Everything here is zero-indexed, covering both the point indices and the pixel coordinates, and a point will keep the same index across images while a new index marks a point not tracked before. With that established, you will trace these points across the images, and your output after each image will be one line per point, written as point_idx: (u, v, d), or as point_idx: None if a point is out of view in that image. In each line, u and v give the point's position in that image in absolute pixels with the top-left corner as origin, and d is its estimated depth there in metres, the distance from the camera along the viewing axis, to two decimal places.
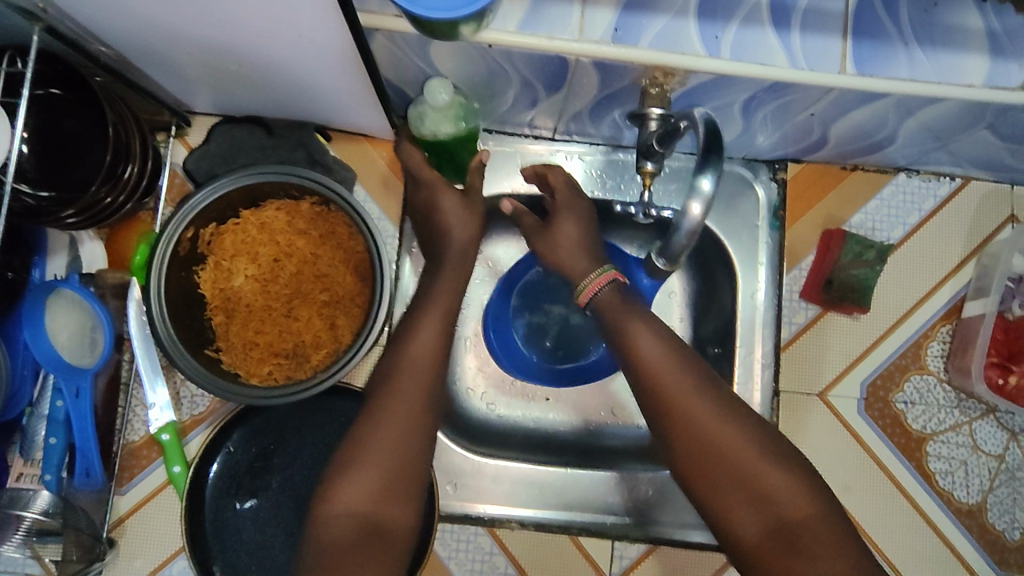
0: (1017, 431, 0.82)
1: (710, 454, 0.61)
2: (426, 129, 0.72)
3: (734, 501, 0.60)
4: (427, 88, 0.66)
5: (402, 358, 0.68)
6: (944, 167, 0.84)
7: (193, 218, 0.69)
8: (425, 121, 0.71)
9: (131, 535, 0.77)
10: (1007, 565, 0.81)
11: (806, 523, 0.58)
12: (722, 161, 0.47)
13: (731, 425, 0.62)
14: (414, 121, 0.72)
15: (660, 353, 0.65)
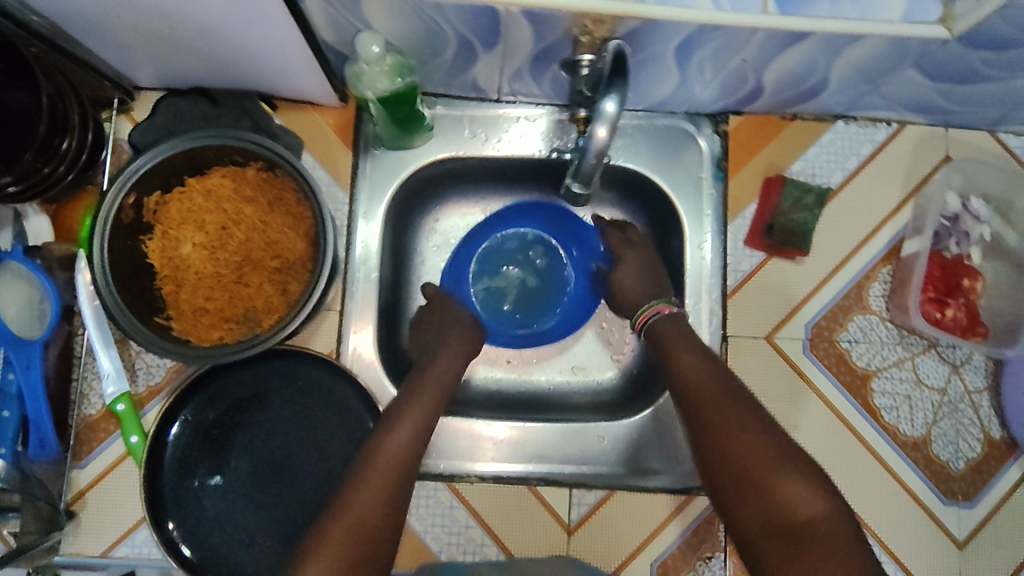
0: (958, 365, 0.85)
1: (726, 451, 0.62)
2: (364, 87, 0.72)
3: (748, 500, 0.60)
4: (360, 41, 0.66)
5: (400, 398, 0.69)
6: (880, 112, 0.86)
7: (134, 184, 0.69)
8: (363, 80, 0.71)
9: (92, 508, 0.77)
10: (953, 494, 0.84)
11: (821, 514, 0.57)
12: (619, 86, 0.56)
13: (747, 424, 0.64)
14: (352, 80, 0.72)
15: (695, 365, 0.69)
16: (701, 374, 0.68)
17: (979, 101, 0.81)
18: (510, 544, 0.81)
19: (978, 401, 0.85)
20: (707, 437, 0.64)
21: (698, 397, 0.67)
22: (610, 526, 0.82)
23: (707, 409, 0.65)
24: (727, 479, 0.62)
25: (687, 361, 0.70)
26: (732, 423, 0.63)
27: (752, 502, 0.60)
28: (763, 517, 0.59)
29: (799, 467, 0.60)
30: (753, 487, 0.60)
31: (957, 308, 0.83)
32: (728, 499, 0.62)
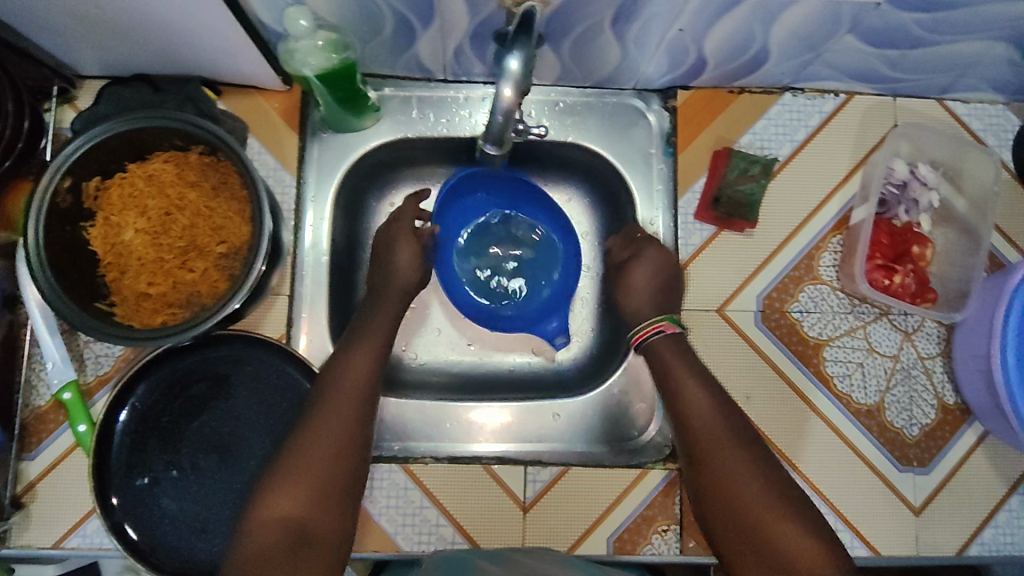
0: (911, 332, 0.86)
1: (726, 496, 0.64)
2: (300, 64, 0.72)
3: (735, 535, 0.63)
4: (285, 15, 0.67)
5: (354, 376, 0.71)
6: (827, 83, 0.86)
7: (71, 167, 0.69)
8: (298, 54, 0.71)
9: (43, 499, 0.77)
10: (908, 460, 0.84)
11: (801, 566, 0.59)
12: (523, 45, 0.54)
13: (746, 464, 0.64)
14: (285, 59, 0.72)
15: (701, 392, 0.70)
16: (704, 409, 0.68)
17: (923, 68, 0.81)
18: (464, 523, 0.81)
19: (931, 367, 0.85)
20: (707, 480, 0.65)
21: (696, 434, 0.67)
22: (564, 501, 0.82)
23: (707, 449, 0.66)
24: (727, 523, 0.63)
25: (689, 389, 0.70)
26: (731, 463, 0.65)
27: (754, 549, 0.61)
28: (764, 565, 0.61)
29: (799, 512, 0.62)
30: (756, 536, 0.62)
31: (904, 274, 0.83)
32: (724, 532, 0.64)
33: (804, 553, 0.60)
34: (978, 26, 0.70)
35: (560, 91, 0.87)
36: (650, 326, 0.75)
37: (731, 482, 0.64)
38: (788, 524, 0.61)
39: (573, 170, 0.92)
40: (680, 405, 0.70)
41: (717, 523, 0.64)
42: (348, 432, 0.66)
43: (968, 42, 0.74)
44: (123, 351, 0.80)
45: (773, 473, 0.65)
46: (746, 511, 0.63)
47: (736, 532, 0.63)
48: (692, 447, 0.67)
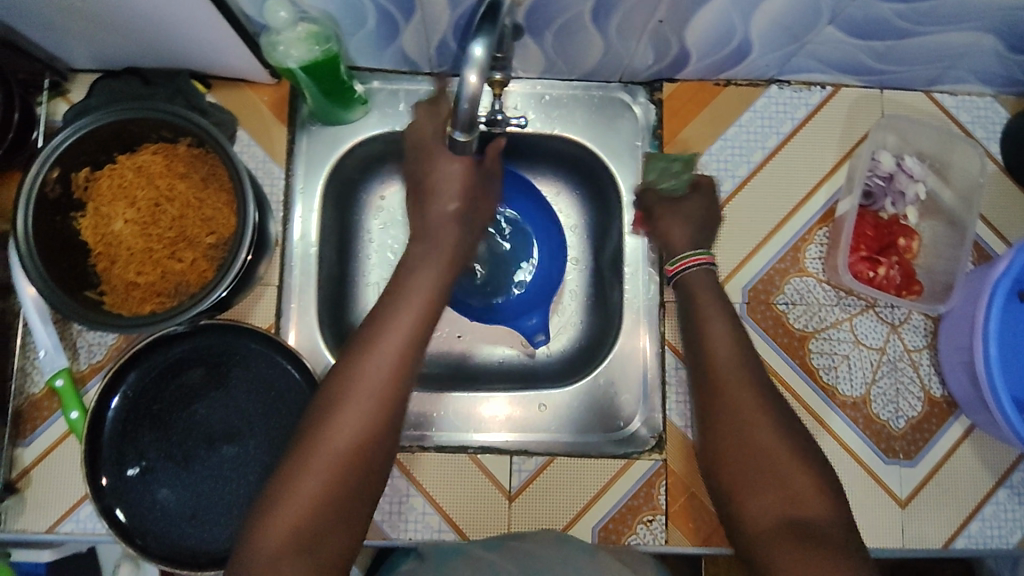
0: (898, 324, 0.85)
1: (743, 439, 0.61)
2: (282, 55, 0.72)
3: (759, 486, 0.59)
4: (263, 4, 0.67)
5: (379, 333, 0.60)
6: (814, 75, 0.87)
7: (59, 159, 0.70)
8: (282, 42, 0.72)
9: (37, 484, 0.78)
10: (894, 452, 0.84)
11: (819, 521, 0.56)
12: (490, 31, 0.51)
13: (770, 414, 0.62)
14: (267, 50, 0.73)
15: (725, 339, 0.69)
16: (729, 357, 0.67)
17: (908, 60, 0.81)
18: (450, 511, 0.82)
19: (918, 359, 0.85)
20: (728, 422, 0.62)
21: (719, 378, 0.65)
22: (550, 490, 0.83)
23: (731, 392, 0.64)
24: (742, 465, 0.60)
25: (717, 337, 0.69)
26: (752, 409, 0.62)
27: (772, 490, 0.58)
28: (781, 510, 0.57)
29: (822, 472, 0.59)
30: (773, 476, 0.58)
31: (889, 266, 0.83)
32: (739, 485, 0.60)
33: (818, 501, 0.57)
34: (960, 16, 0.70)
35: (546, 84, 0.88)
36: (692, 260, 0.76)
37: (751, 426, 0.61)
38: (802, 469, 0.59)
39: (562, 164, 0.93)
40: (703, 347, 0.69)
41: (728, 468, 0.61)
42: (395, 377, 0.58)
43: (951, 34, 0.74)
44: (115, 341, 0.81)
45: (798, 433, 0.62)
46: (761, 454, 0.60)
47: (748, 486, 0.59)
48: (712, 390, 0.65)
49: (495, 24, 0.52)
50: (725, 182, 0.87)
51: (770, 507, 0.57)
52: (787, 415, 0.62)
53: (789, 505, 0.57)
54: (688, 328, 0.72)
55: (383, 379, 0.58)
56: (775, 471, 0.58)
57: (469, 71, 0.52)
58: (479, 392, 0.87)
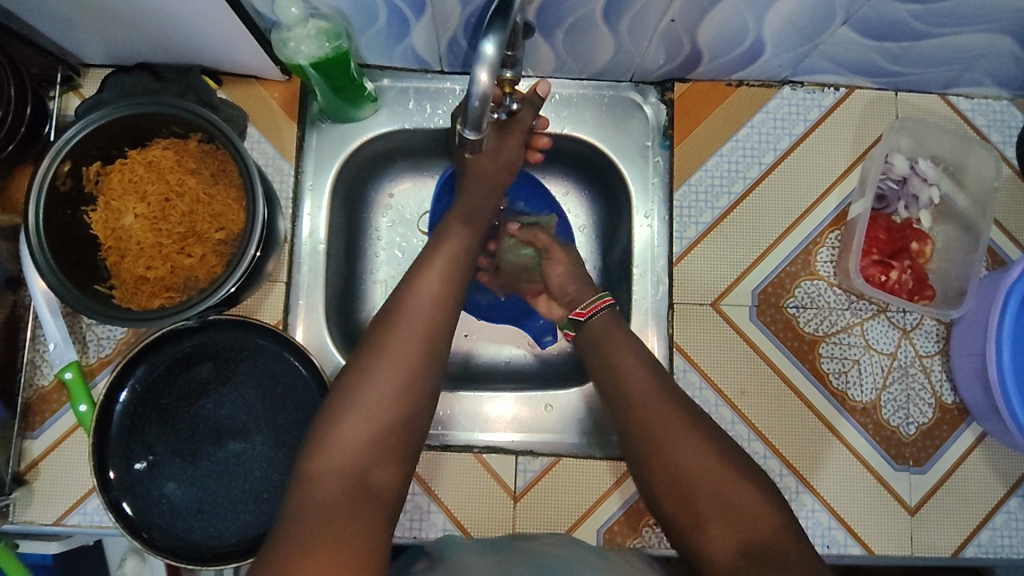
0: (909, 329, 0.84)
1: (678, 469, 0.60)
2: (293, 53, 0.72)
3: (704, 512, 0.58)
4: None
5: (413, 288, 0.63)
6: (827, 76, 0.86)
7: (70, 152, 0.71)
8: (292, 40, 0.71)
9: (45, 475, 0.79)
10: (903, 459, 0.83)
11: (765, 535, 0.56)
12: (502, 27, 0.50)
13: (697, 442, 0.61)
14: (278, 46, 0.72)
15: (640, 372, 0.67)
16: (648, 389, 0.65)
17: (923, 62, 0.80)
18: (454, 510, 0.82)
19: (929, 365, 0.84)
20: (661, 457, 0.61)
21: (641, 408, 0.64)
22: (555, 491, 0.82)
23: (656, 425, 0.63)
24: (688, 491, 0.60)
25: (634, 366, 0.68)
26: (680, 441, 0.61)
27: (717, 514, 0.58)
28: (730, 531, 0.57)
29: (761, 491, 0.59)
30: (715, 498, 0.59)
31: (901, 271, 0.83)
32: (687, 513, 0.59)
33: (766, 522, 0.57)
34: (977, 17, 0.69)
35: (556, 83, 0.88)
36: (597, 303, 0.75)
37: (684, 458, 0.61)
38: (744, 490, 0.59)
39: (573, 163, 0.93)
40: (622, 382, 0.67)
41: (671, 499, 0.61)
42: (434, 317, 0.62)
43: (969, 35, 0.73)
44: (124, 335, 0.81)
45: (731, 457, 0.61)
46: (702, 484, 0.59)
47: (692, 510, 0.59)
48: (641, 420, 0.64)
49: (506, 20, 0.50)
50: (736, 184, 0.86)
51: (720, 536, 0.57)
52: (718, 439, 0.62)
53: (735, 527, 0.57)
54: (602, 362, 0.70)
55: (414, 343, 0.60)
56: (716, 495, 0.59)
57: (480, 67, 0.50)
58: (485, 391, 0.87)
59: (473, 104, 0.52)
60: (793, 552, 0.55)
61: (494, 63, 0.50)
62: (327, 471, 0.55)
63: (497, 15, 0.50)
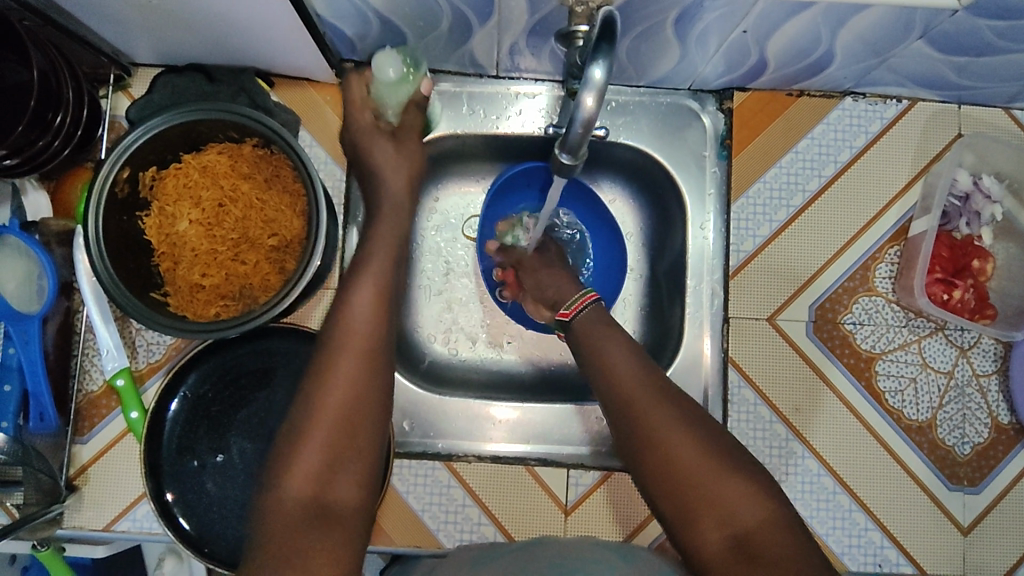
0: (967, 347, 0.83)
1: (668, 465, 0.57)
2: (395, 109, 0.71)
3: (701, 509, 0.55)
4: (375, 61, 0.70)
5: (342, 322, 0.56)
6: (891, 88, 0.84)
7: (128, 158, 0.69)
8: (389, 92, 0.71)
9: (94, 482, 0.78)
10: (958, 479, 0.82)
11: (765, 532, 0.54)
12: (611, 50, 0.50)
13: (689, 435, 0.58)
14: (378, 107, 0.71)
15: (629, 365, 0.64)
16: (637, 380, 0.62)
17: (991, 76, 0.78)
18: (505, 522, 0.81)
19: (986, 385, 0.83)
20: (654, 453, 0.58)
21: (632, 400, 0.61)
22: (604, 505, 0.81)
23: (644, 419, 0.60)
24: (682, 486, 0.56)
25: (621, 361, 0.65)
26: (672, 437, 0.58)
27: (711, 512, 0.55)
28: (727, 527, 0.54)
29: (758, 482, 0.56)
30: (711, 497, 0.55)
31: (964, 290, 0.82)
32: (683, 512, 0.56)
33: (759, 519, 0.55)
34: None
35: (613, 90, 0.86)
36: (583, 299, 0.74)
37: (674, 452, 0.57)
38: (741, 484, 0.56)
39: (627, 172, 0.91)
40: (608, 375, 0.64)
41: (661, 495, 0.57)
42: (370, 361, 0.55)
43: None
44: (174, 340, 0.80)
45: (725, 448, 0.58)
46: (693, 480, 0.56)
47: (684, 507, 0.56)
48: (629, 413, 0.61)
49: (613, 42, 0.50)
50: (795, 197, 0.85)
51: (711, 531, 0.55)
52: (713, 435, 0.59)
53: (732, 524, 0.54)
54: (589, 362, 0.67)
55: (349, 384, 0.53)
56: (711, 494, 0.55)
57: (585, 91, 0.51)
58: (533, 403, 0.85)
59: (574, 130, 0.53)
60: (789, 548, 0.53)
61: (600, 89, 0.50)
62: (296, 474, 0.50)
63: (603, 38, 0.49)
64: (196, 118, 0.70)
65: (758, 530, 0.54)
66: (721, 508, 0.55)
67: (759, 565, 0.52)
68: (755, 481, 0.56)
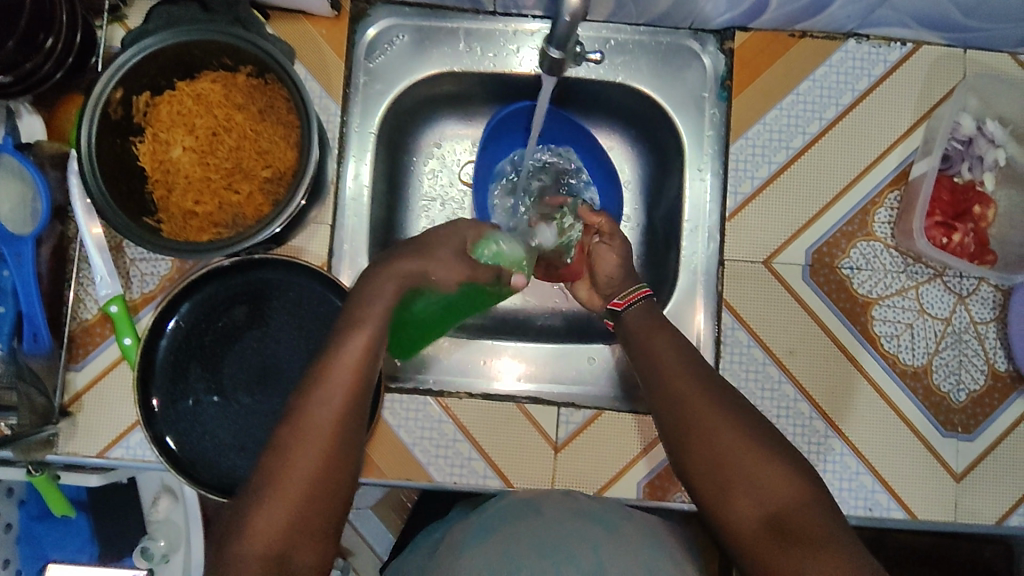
0: (965, 295, 0.82)
1: (709, 446, 0.61)
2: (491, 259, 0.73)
3: (738, 488, 0.59)
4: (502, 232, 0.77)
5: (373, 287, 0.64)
6: (895, 30, 0.82)
7: (123, 77, 0.69)
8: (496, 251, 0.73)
9: (88, 408, 0.78)
10: (952, 425, 0.81)
11: (801, 512, 0.57)
12: None
13: (730, 422, 0.62)
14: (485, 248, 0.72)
15: (674, 355, 0.69)
16: (680, 369, 0.67)
17: (999, 16, 0.76)
18: (496, 459, 0.81)
19: (984, 332, 0.82)
20: (696, 436, 0.62)
21: (677, 386, 0.66)
22: (595, 443, 0.81)
23: (683, 400, 0.64)
24: (721, 468, 0.60)
25: (666, 350, 0.69)
26: (707, 420, 0.62)
27: (748, 492, 0.59)
28: (764, 507, 0.58)
29: (793, 465, 0.60)
30: (748, 478, 0.59)
31: (964, 233, 0.81)
32: (720, 491, 0.60)
33: (793, 499, 0.58)
34: None
35: (613, 28, 0.85)
36: (635, 294, 0.77)
37: (715, 435, 0.61)
38: (775, 467, 0.59)
39: (625, 116, 0.91)
40: (654, 363, 0.69)
41: (701, 477, 0.61)
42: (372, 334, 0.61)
43: None
44: (168, 271, 0.80)
45: (764, 433, 0.62)
46: (727, 461, 0.60)
47: (721, 488, 0.60)
48: (673, 399, 0.65)
49: None
50: (795, 139, 0.83)
51: (748, 508, 0.58)
52: (754, 423, 0.62)
53: (769, 503, 0.58)
54: (636, 351, 0.72)
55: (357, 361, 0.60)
56: (748, 476, 0.59)
57: None
58: (522, 345, 0.87)
59: (563, 20, 0.58)
60: (822, 525, 0.57)
61: None
62: None
63: None
64: (185, 38, 0.70)
65: (793, 510, 0.57)
66: (758, 489, 0.59)
67: (793, 541, 0.56)
68: (792, 465, 0.60)
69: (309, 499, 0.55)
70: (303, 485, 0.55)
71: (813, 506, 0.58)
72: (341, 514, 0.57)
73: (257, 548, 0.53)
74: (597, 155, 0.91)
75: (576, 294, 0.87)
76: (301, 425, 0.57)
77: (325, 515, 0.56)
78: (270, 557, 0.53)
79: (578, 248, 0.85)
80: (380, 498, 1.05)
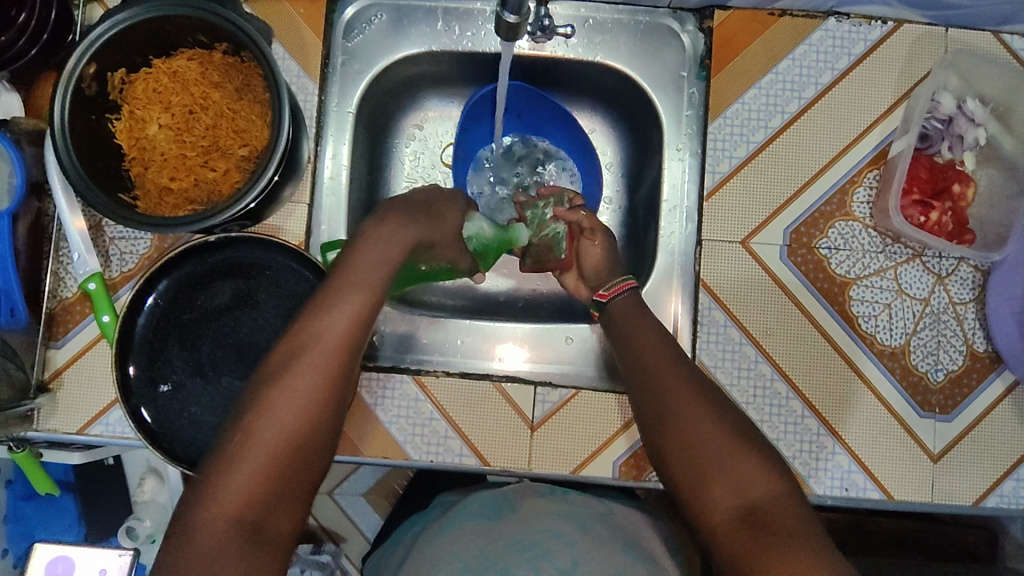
0: (944, 275, 0.82)
1: (687, 438, 0.62)
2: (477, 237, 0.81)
3: (713, 478, 0.59)
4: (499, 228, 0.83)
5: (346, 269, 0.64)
6: (875, 7, 0.82)
7: (96, 52, 0.70)
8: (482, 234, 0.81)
9: (67, 384, 0.79)
10: (929, 406, 0.81)
11: (774, 504, 0.57)
12: None
13: (710, 413, 0.63)
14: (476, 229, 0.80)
15: (658, 347, 0.69)
16: (663, 361, 0.68)
17: None
18: (473, 438, 0.81)
19: (963, 313, 0.82)
20: (675, 426, 0.63)
21: (657, 377, 0.66)
22: (572, 422, 0.82)
23: (665, 393, 0.65)
24: (698, 458, 0.61)
25: (651, 340, 0.70)
26: (691, 411, 0.63)
27: (723, 482, 0.59)
28: (738, 497, 0.58)
29: (770, 460, 0.60)
30: (724, 468, 0.59)
31: (942, 212, 0.80)
32: (696, 481, 0.60)
33: (769, 492, 0.58)
34: None
35: (591, 7, 0.84)
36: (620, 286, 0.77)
37: (693, 426, 0.62)
38: (751, 459, 0.60)
39: (606, 97, 0.91)
40: (638, 356, 0.70)
41: (678, 467, 0.62)
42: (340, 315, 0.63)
43: None
44: (147, 250, 0.81)
45: (743, 427, 0.62)
46: (707, 452, 0.60)
47: (697, 478, 0.60)
48: (654, 391, 0.66)
49: None
50: (774, 118, 0.83)
51: (723, 498, 0.58)
52: (734, 417, 0.63)
53: (743, 495, 0.58)
54: (620, 343, 0.73)
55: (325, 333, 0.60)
56: (723, 466, 0.59)
57: None
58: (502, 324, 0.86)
59: None
60: (794, 515, 0.56)
61: None
62: None
63: None
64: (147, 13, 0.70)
65: (767, 502, 0.57)
66: (733, 480, 0.58)
67: (763, 530, 0.55)
68: (769, 460, 0.60)
69: (276, 468, 0.55)
70: (268, 452, 0.55)
71: (787, 499, 0.58)
72: (307, 484, 0.58)
73: (220, 515, 0.53)
74: (578, 136, 0.91)
75: (563, 282, 0.87)
76: (267, 394, 0.57)
77: (294, 486, 0.56)
78: (232, 523, 0.53)
79: (568, 243, 0.85)
80: (372, 485, 1.06)
